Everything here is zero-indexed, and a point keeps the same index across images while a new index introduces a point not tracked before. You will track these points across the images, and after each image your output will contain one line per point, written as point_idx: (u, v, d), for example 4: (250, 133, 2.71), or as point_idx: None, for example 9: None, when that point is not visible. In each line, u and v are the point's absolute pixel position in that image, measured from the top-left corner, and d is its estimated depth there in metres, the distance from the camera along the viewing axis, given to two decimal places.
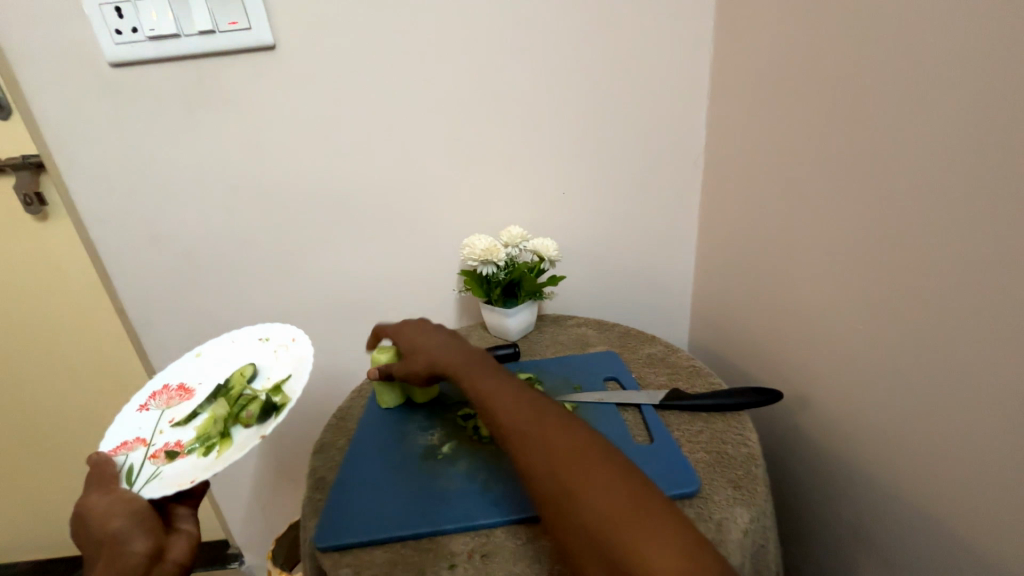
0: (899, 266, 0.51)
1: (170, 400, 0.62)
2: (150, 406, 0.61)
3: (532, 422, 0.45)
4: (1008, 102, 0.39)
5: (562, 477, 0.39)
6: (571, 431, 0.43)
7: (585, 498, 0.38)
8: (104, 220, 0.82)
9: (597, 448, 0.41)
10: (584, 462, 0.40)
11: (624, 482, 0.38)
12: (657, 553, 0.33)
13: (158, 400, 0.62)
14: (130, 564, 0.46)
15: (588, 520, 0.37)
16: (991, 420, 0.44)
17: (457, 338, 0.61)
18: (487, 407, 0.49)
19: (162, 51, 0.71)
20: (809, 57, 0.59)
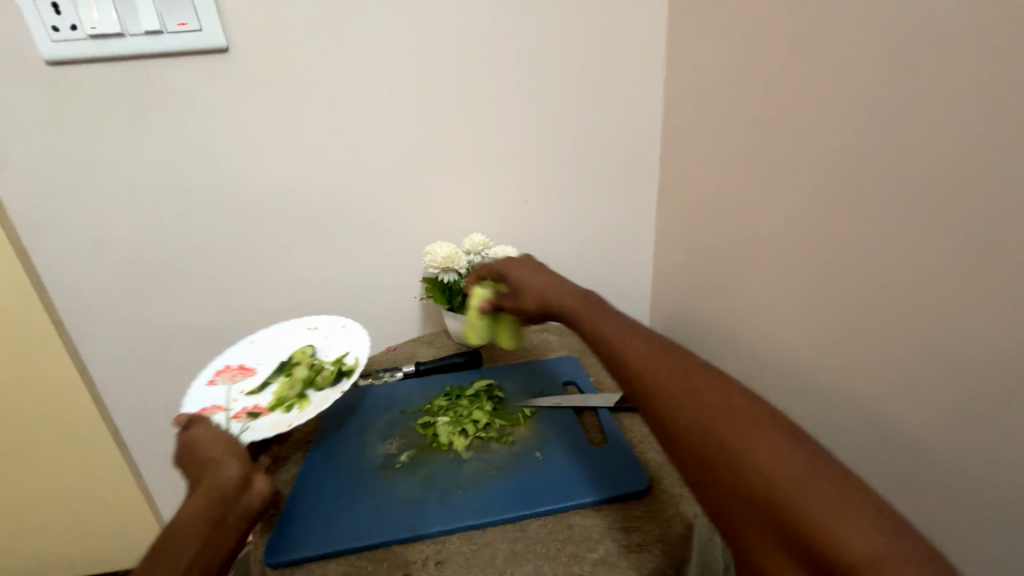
0: (829, 273, 0.54)
1: (234, 376, 0.67)
2: (217, 381, 0.66)
3: (681, 375, 0.39)
4: (916, 127, 0.43)
5: (722, 434, 0.33)
6: (733, 389, 0.36)
7: (755, 460, 0.31)
8: (37, 225, 0.77)
9: (763, 404, 0.34)
10: (747, 420, 0.33)
11: (801, 447, 0.31)
12: (845, 525, 0.27)
13: (223, 377, 0.66)
14: (224, 488, 0.44)
15: (751, 482, 0.31)
16: (906, 418, 0.48)
17: (565, 286, 0.57)
18: (621, 352, 0.44)
19: (104, 50, 0.68)
20: (749, 76, 0.63)
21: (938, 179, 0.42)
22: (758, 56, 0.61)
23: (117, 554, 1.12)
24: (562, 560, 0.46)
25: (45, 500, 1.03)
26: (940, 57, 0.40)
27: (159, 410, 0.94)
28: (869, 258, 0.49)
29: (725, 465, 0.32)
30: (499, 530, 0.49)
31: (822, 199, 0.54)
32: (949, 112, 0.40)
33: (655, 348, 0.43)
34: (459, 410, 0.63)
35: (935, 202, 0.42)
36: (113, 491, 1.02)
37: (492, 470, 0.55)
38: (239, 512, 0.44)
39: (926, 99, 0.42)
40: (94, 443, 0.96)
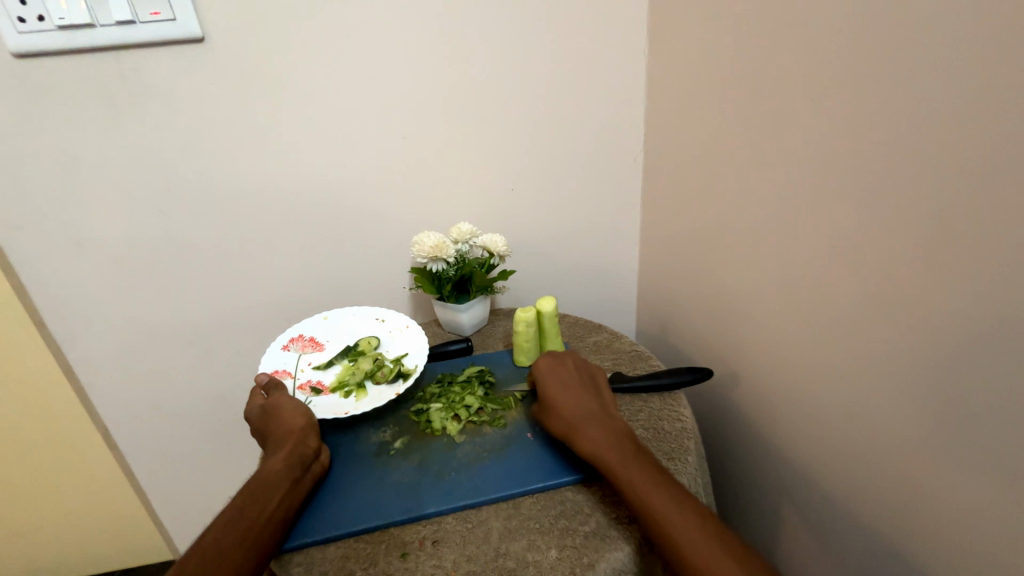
0: (815, 251, 0.57)
1: (305, 347, 0.71)
2: (290, 348, 0.70)
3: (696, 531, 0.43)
4: (902, 106, 0.45)
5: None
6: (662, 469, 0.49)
7: None
8: (16, 223, 0.75)
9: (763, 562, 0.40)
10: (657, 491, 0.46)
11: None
12: None
13: (296, 344, 0.71)
14: (305, 450, 0.53)
15: None
16: (891, 383, 0.51)
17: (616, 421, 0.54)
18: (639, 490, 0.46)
19: (74, 42, 0.66)
20: (737, 60, 0.64)
21: (923, 155, 0.44)
22: (747, 40, 0.62)
23: (111, 554, 1.11)
24: (555, 533, 0.47)
25: (37, 503, 1.02)
26: (928, 38, 0.42)
27: (151, 409, 0.93)
28: (858, 227, 0.51)
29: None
30: (493, 508, 0.50)
31: (812, 175, 0.55)
32: (936, 91, 0.42)
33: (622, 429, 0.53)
34: (451, 395, 0.64)
35: (923, 178, 0.44)
36: (105, 492, 1.02)
37: (485, 452, 0.56)
38: (310, 477, 0.52)
39: (913, 74, 0.44)
40: (86, 444, 0.96)
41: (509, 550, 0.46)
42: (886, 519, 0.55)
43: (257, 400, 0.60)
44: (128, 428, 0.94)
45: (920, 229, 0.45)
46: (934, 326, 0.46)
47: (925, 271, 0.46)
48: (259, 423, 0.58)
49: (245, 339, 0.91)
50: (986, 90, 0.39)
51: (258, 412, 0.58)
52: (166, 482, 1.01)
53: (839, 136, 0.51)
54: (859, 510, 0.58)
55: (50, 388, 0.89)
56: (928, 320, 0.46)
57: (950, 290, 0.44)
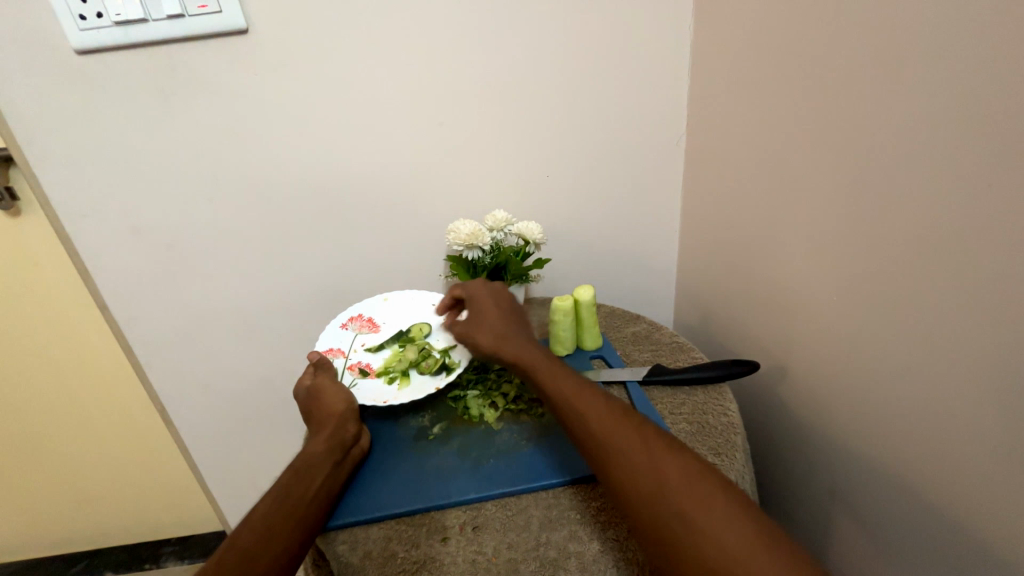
0: (871, 241, 0.52)
1: (362, 327, 0.73)
2: (348, 326, 0.72)
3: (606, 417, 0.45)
4: (980, 80, 0.40)
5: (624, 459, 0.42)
6: (676, 452, 0.42)
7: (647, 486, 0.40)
8: (80, 212, 0.80)
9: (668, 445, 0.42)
10: (683, 498, 0.38)
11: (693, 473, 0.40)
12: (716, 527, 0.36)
13: (354, 324, 0.73)
14: (346, 435, 0.54)
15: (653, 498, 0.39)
16: (956, 387, 0.47)
17: (520, 327, 0.59)
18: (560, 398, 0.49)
19: (129, 37, 0.69)
20: (789, 34, 0.59)
21: (1002, 136, 0.39)
22: (801, 12, 0.57)
23: (168, 522, 1.19)
24: (596, 526, 0.46)
25: (104, 472, 1.11)
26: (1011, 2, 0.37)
27: (201, 389, 0.98)
28: (919, 214, 0.47)
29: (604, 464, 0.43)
30: (533, 497, 0.50)
31: (869, 157, 0.51)
32: (1022, 62, 0.37)
33: (609, 419, 0.45)
34: (489, 383, 0.64)
35: (1001, 161, 0.40)
36: (163, 464, 1.09)
37: (523, 440, 0.56)
38: (350, 461, 0.53)
39: (994, 41, 0.39)
40: (146, 419, 1.03)
41: (550, 540, 0.46)
42: (948, 531, 0.51)
43: (305, 380, 0.62)
44: (180, 407, 0.99)
45: (996, 218, 0.41)
46: (1009, 326, 0.41)
47: (1001, 266, 0.41)
48: (303, 404, 0.60)
49: (288, 324, 0.94)
50: None
51: (303, 394, 0.60)
52: (215, 459, 1.06)
53: (901, 114, 0.47)
54: (916, 520, 0.54)
55: (115, 367, 0.96)
56: (1002, 320, 0.42)
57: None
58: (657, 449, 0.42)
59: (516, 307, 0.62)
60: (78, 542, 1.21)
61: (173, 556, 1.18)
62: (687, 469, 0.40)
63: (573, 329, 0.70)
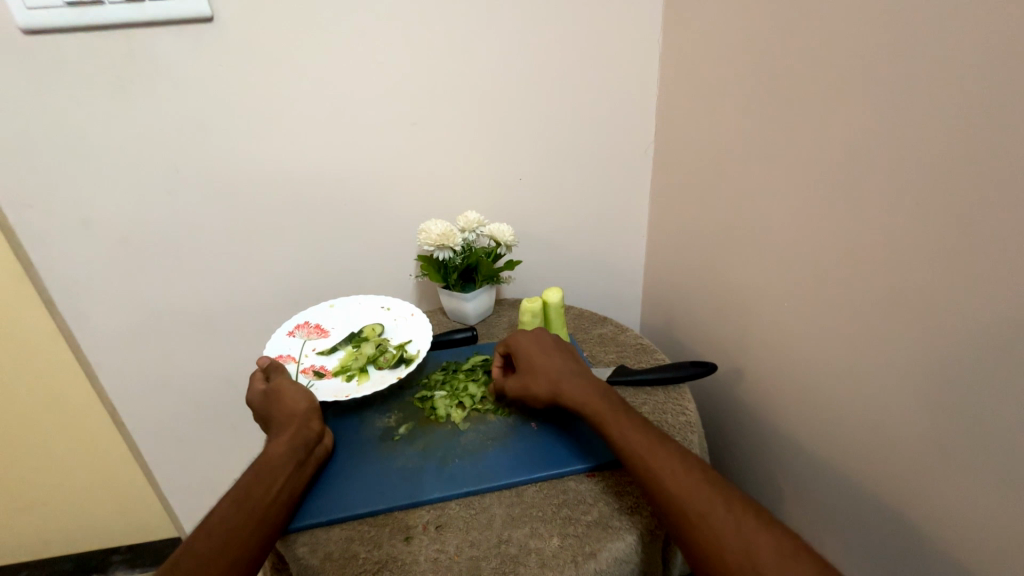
0: (826, 250, 0.56)
1: (310, 333, 0.71)
2: (295, 334, 0.71)
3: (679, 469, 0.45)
4: (927, 105, 0.44)
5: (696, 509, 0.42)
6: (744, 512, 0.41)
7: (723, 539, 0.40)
8: (25, 200, 0.76)
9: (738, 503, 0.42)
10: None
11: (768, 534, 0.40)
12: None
13: (301, 331, 0.72)
14: (308, 434, 0.53)
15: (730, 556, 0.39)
16: (900, 385, 0.51)
17: (585, 374, 0.58)
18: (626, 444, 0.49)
19: (84, 19, 0.66)
20: (755, 52, 0.62)
21: (947, 156, 0.43)
22: (765, 32, 0.60)
23: (117, 530, 1.13)
24: (557, 522, 0.48)
25: (44, 476, 1.04)
26: (956, 36, 0.41)
27: (158, 389, 0.94)
28: (871, 226, 0.50)
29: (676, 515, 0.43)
30: (497, 496, 0.51)
31: (828, 170, 0.54)
32: (967, 89, 0.41)
33: (693, 480, 0.44)
34: (456, 384, 0.65)
35: (946, 179, 0.44)
36: (112, 468, 1.04)
37: (489, 440, 0.56)
38: (314, 459, 0.53)
39: (939, 70, 0.43)
40: (95, 420, 0.97)
41: (512, 536, 0.47)
42: (890, 520, 0.55)
43: (258, 385, 0.60)
44: (134, 407, 0.95)
45: (940, 232, 0.45)
46: (948, 330, 0.45)
47: (944, 275, 0.45)
48: (261, 407, 0.58)
49: (251, 323, 0.91)
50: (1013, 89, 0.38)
51: (260, 397, 0.59)
52: (170, 462, 1.02)
53: (857, 133, 0.50)
54: (862, 510, 0.58)
55: (61, 366, 0.91)
56: (943, 325, 0.46)
57: (967, 294, 0.43)
58: (749, 525, 0.40)
59: (569, 352, 0.61)
60: (14, 553, 1.13)
61: (122, 565, 1.14)
62: (781, 542, 0.39)
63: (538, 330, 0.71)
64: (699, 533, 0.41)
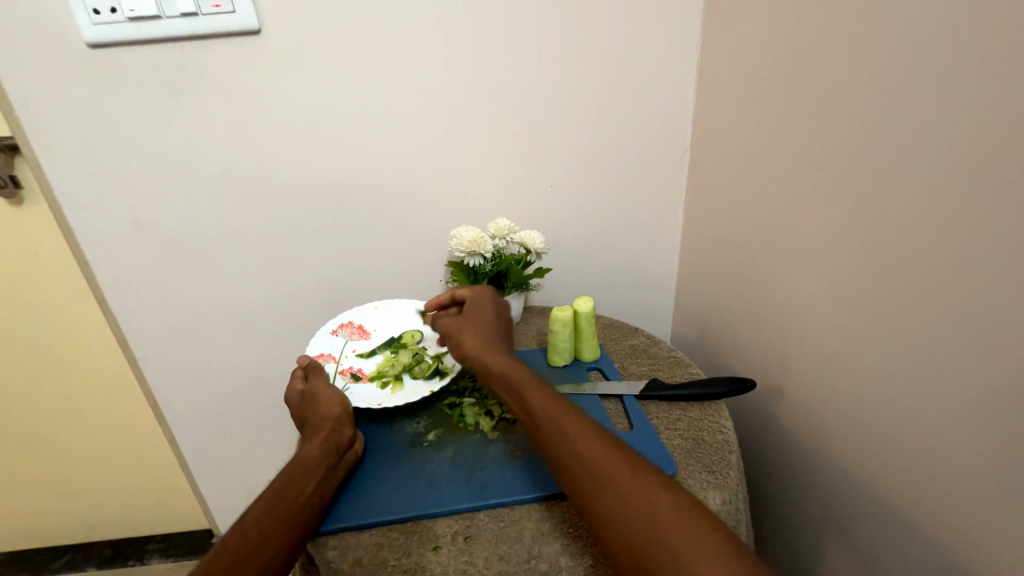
0: (868, 266, 0.53)
1: (352, 334, 0.73)
2: (338, 333, 0.72)
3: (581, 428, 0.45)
4: (976, 113, 0.41)
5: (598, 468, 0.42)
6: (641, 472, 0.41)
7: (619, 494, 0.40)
8: (83, 203, 0.80)
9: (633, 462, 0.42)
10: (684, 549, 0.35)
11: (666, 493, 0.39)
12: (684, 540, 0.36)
13: (344, 330, 0.73)
14: (341, 438, 0.54)
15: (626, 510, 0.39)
16: (947, 415, 0.47)
17: (500, 339, 0.59)
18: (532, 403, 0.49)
19: (142, 33, 0.69)
20: (794, 57, 0.60)
21: (997, 167, 0.40)
22: (805, 37, 0.58)
23: (154, 519, 1.18)
24: (589, 540, 0.46)
25: (90, 464, 1.10)
26: (1008, 38, 0.38)
27: (194, 385, 0.97)
28: (916, 242, 0.47)
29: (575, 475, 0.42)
30: (526, 509, 0.50)
31: (869, 182, 0.51)
32: (1019, 95, 0.37)
33: (598, 445, 0.43)
34: (484, 392, 0.64)
35: (995, 193, 0.40)
36: (153, 460, 1.08)
37: (518, 451, 0.56)
38: (345, 464, 0.53)
39: (998, 69, 0.39)
40: (137, 413, 1.02)
41: (543, 553, 0.46)
42: (936, 560, 0.51)
43: (297, 384, 0.62)
44: (172, 402, 0.99)
45: (990, 250, 0.41)
46: (999, 357, 0.42)
47: (995, 297, 0.41)
48: (297, 408, 0.59)
49: (286, 324, 0.94)
50: None
51: (297, 398, 0.60)
52: (204, 456, 1.06)
53: (900, 142, 0.47)
54: (905, 546, 0.54)
55: (110, 361, 0.96)
56: (994, 352, 0.42)
57: (1020, 319, 0.40)
58: (647, 483, 0.40)
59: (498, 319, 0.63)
60: (63, 536, 1.20)
61: (157, 553, 1.16)
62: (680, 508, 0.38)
63: (571, 339, 0.70)
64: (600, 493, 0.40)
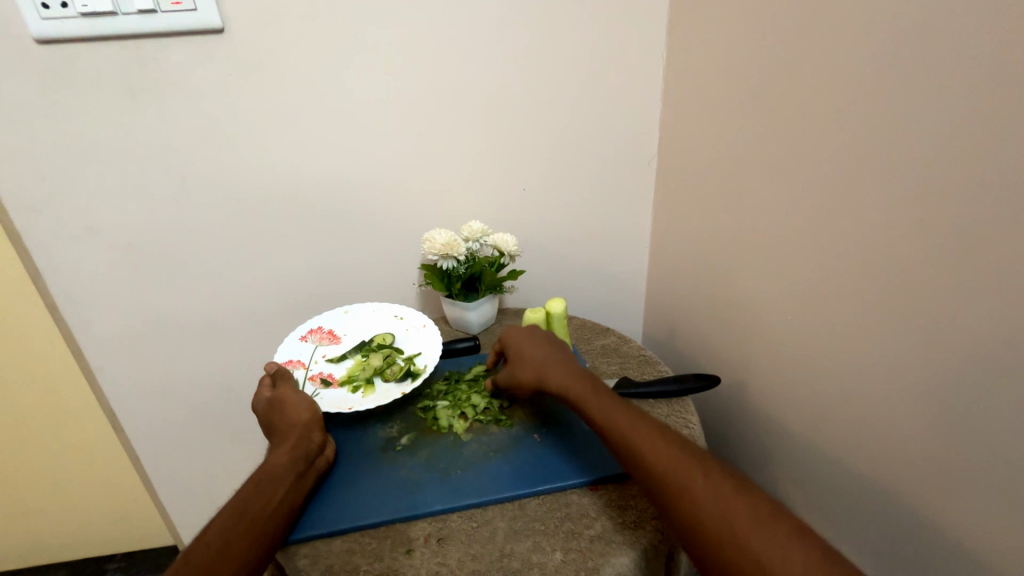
0: (828, 264, 0.56)
1: (322, 339, 0.72)
2: (308, 339, 0.71)
3: (657, 442, 0.46)
4: (925, 121, 0.44)
5: (673, 483, 0.43)
6: (714, 481, 0.42)
7: (697, 506, 0.41)
8: (32, 206, 0.76)
9: (709, 471, 0.43)
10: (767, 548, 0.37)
11: (747, 500, 0.40)
12: (768, 547, 0.37)
13: (314, 336, 0.72)
14: (310, 445, 0.53)
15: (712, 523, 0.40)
16: (903, 400, 0.50)
17: (563, 349, 0.61)
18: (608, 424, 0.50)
19: (97, 30, 0.67)
20: (756, 67, 0.63)
21: (946, 171, 0.43)
22: (766, 48, 0.61)
23: (114, 537, 1.12)
24: (561, 536, 0.47)
25: (42, 483, 1.04)
26: (953, 53, 0.41)
27: (158, 395, 0.94)
28: (873, 241, 0.50)
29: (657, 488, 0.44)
30: (499, 508, 0.50)
31: (829, 185, 0.55)
32: (964, 105, 0.41)
33: (666, 455, 0.45)
34: (458, 394, 0.64)
35: (945, 194, 0.44)
36: (110, 474, 1.03)
37: (492, 451, 0.56)
38: (315, 471, 0.52)
39: (945, 81, 0.42)
40: (95, 426, 0.97)
41: (515, 550, 0.46)
42: (895, 537, 0.54)
43: (264, 392, 0.60)
44: (133, 413, 0.94)
45: (940, 247, 0.45)
46: (951, 345, 0.45)
47: (945, 290, 0.45)
48: (264, 416, 0.58)
49: (254, 330, 0.91)
50: (1011, 106, 0.38)
51: (263, 406, 0.59)
52: (169, 469, 1.01)
53: (857, 147, 0.51)
54: (865, 526, 0.58)
55: (63, 372, 0.91)
56: (946, 341, 0.46)
57: (969, 309, 0.43)
58: (722, 491, 0.41)
59: (552, 339, 0.63)
60: (12, 560, 1.12)
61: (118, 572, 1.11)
62: (756, 513, 0.39)
63: None
64: (680, 507, 0.42)
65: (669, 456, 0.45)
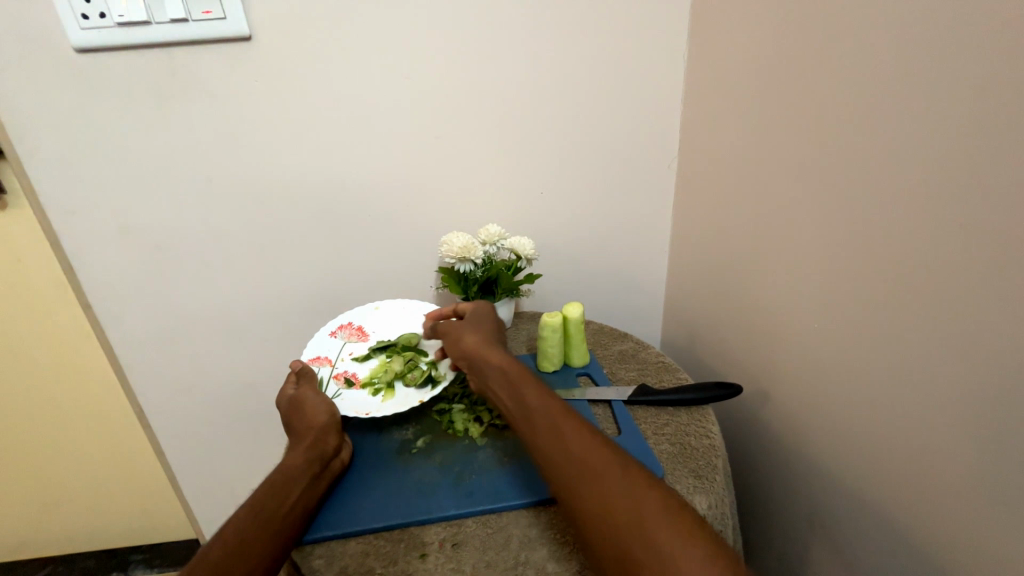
0: (853, 273, 0.54)
1: (351, 335, 0.72)
2: (337, 335, 0.72)
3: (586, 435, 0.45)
4: (956, 125, 0.42)
5: (601, 478, 0.41)
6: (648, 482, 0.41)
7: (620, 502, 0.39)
8: (69, 208, 0.79)
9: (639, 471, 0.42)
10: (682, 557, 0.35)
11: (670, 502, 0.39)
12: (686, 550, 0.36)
13: (343, 332, 0.73)
14: (326, 446, 0.54)
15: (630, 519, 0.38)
16: (931, 418, 0.48)
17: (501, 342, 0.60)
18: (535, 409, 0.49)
19: (131, 39, 0.69)
20: (780, 68, 0.61)
21: (978, 177, 0.41)
22: (790, 48, 0.59)
23: (139, 529, 1.16)
24: (576, 545, 0.47)
25: (73, 473, 1.07)
26: (986, 52, 0.39)
27: (181, 392, 0.96)
28: (899, 249, 0.48)
29: (579, 482, 0.42)
30: (514, 515, 0.50)
31: (854, 190, 0.52)
32: (998, 107, 0.39)
33: (595, 447, 0.44)
34: (473, 398, 0.64)
35: (976, 202, 0.41)
36: (136, 468, 1.06)
37: (507, 456, 0.56)
38: (330, 473, 0.53)
39: (977, 82, 0.40)
40: (123, 420, 1.00)
41: (530, 558, 0.46)
42: (922, 562, 0.51)
43: (287, 389, 0.62)
44: (157, 410, 0.97)
45: (972, 257, 0.42)
46: (982, 361, 0.43)
47: (977, 304, 0.42)
48: (285, 415, 0.59)
49: (275, 330, 0.93)
50: None
51: (285, 405, 0.60)
52: (190, 465, 1.04)
53: (882, 151, 0.49)
54: (890, 549, 0.55)
55: (94, 367, 0.95)
56: (977, 357, 0.43)
57: (1002, 323, 0.41)
58: (645, 490, 0.40)
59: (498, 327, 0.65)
60: (44, 547, 1.17)
61: (140, 565, 1.14)
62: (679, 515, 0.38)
63: (560, 346, 0.70)
64: (601, 501, 0.40)
65: (596, 449, 0.44)
